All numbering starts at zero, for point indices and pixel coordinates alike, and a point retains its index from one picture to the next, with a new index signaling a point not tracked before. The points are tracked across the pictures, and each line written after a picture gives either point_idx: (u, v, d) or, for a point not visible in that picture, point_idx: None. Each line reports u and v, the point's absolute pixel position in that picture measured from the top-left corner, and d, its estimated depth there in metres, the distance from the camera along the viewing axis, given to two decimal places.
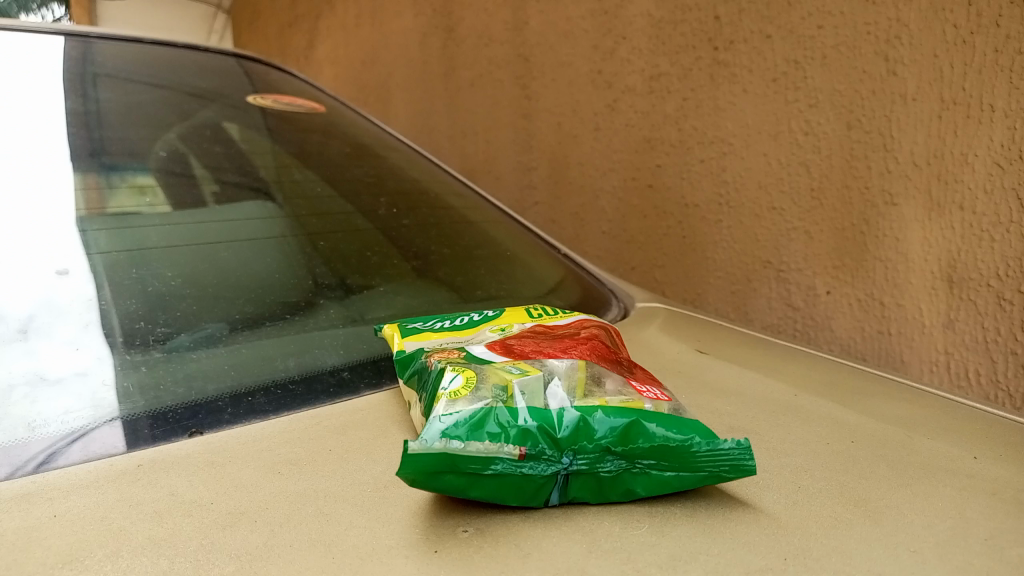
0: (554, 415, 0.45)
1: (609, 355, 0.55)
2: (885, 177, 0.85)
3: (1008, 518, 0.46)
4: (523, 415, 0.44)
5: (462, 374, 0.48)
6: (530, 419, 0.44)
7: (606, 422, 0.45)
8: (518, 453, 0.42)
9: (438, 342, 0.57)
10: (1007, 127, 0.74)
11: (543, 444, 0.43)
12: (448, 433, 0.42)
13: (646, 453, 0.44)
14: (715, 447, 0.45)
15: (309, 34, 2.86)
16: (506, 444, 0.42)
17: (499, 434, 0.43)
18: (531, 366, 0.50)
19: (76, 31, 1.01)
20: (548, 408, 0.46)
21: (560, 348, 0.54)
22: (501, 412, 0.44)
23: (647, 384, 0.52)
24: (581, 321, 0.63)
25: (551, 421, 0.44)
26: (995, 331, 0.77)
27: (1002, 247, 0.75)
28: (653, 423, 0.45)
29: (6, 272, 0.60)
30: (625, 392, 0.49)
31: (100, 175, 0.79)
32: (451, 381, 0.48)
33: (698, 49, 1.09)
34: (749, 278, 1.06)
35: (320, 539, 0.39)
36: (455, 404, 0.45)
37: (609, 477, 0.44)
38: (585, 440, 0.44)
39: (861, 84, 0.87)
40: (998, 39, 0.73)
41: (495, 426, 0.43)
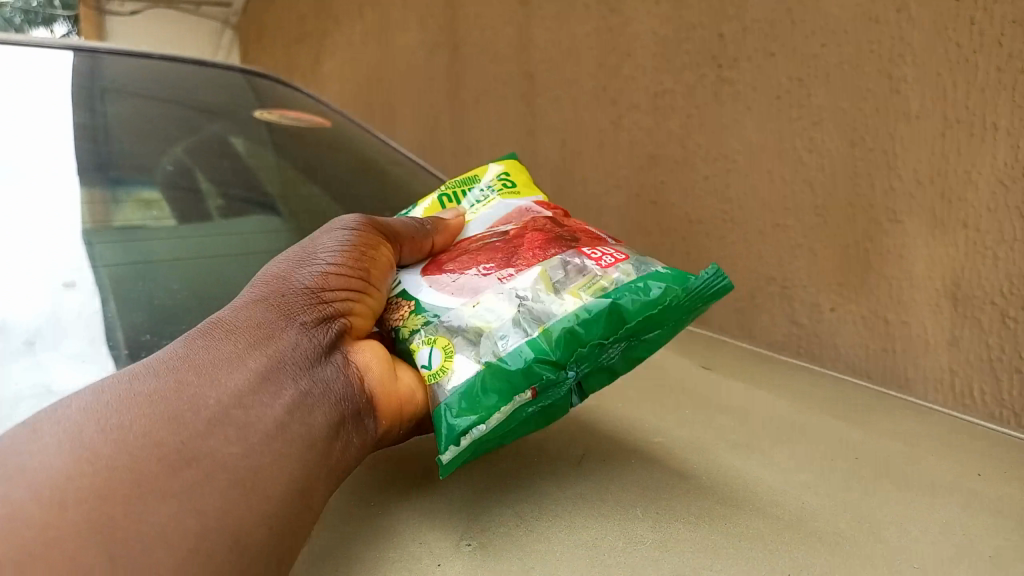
0: (542, 341, 0.47)
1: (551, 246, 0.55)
2: (889, 194, 0.86)
3: (1013, 537, 0.45)
4: (508, 369, 0.46)
5: (436, 346, 0.50)
6: (526, 358, 0.46)
7: (593, 322, 0.47)
8: (531, 394, 0.46)
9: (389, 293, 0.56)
10: (1011, 145, 0.74)
11: (546, 372, 0.46)
12: (468, 421, 0.44)
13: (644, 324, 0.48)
14: (695, 286, 0.49)
15: (315, 51, 2.88)
16: (518, 394, 0.46)
17: (507, 392, 0.45)
18: (496, 301, 0.50)
19: (85, 44, 1.01)
20: (532, 342, 0.47)
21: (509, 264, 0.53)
22: (490, 381, 0.46)
23: (595, 246, 0.54)
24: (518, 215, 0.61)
25: (540, 350, 0.46)
26: (999, 349, 0.76)
27: (1005, 265, 0.75)
28: (650, 296, 0.48)
29: (16, 286, 0.61)
30: (588, 271, 0.51)
31: (106, 188, 0.82)
32: (429, 356, 0.49)
33: (703, 66, 1.09)
34: (753, 295, 1.06)
35: (333, 560, 0.42)
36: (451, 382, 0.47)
37: (607, 364, 0.49)
38: (578, 331, 0.47)
39: (865, 102, 0.87)
40: (1001, 58, 0.73)
41: (499, 395, 0.45)
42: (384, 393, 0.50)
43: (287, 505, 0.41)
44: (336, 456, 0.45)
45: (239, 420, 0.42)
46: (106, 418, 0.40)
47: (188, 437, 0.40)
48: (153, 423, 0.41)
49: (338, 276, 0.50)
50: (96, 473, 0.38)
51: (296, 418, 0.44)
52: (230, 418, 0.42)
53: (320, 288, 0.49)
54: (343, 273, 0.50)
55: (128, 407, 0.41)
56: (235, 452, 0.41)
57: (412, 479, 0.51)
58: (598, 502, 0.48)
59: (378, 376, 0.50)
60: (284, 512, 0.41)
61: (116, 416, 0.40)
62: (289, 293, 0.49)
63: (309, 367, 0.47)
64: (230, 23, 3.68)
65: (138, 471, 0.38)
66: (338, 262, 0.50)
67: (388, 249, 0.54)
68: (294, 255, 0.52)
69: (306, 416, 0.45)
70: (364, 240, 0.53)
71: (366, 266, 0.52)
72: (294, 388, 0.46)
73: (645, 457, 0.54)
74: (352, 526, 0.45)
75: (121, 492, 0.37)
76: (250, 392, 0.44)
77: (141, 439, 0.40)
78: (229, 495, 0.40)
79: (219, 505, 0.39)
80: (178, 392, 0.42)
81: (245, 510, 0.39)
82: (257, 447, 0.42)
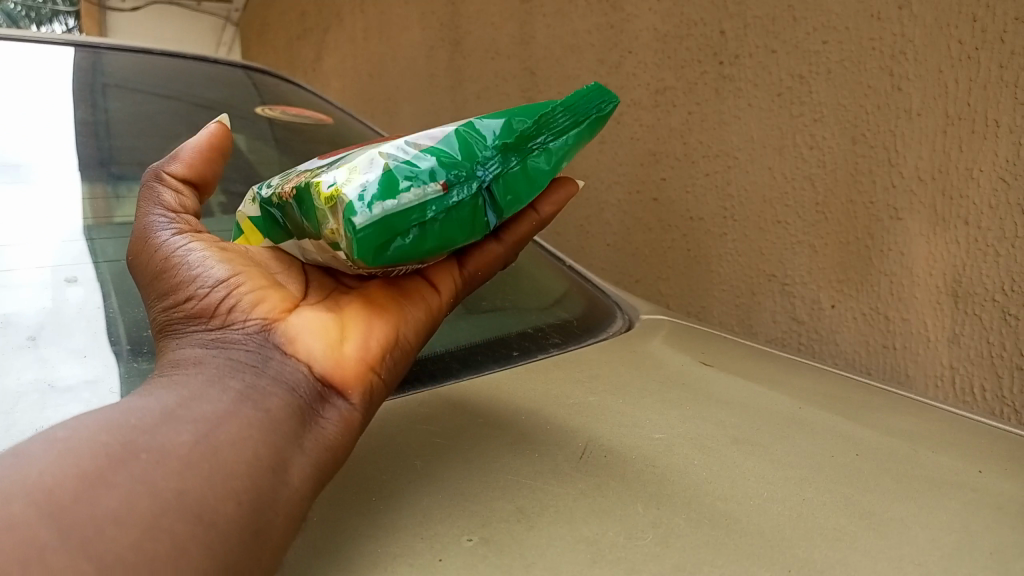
0: (444, 145, 0.42)
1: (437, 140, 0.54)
2: (890, 192, 0.85)
3: (1012, 533, 0.46)
4: (421, 161, 0.40)
5: (339, 166, 0.40)
6: (428, 157, 0.40)
7: (488, 126, 0.44)
8: (441, 185, 0.40)
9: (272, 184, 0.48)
10: (1012, 142, 0.74)
11: (452, 167, 0.41)
12: (394, 218, 0.38)
13: (542, 129, 0.46)
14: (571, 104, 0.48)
15: (315, 47, 2.88)
16: (427, 183, 0.39)
17: (413, 179, 0.39)
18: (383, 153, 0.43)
19: (88, 40, 1.01)
20: (429, 148, 0.41)
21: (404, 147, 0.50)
22: (405, 173, 0.39)
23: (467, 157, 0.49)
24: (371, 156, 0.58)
25: (448, 148, 0.42)
26: (1000, 346, 0.77)
27: (1007, 262, 0.75)
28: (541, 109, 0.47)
29: (18, 281, 0.61)
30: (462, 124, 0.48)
31: (108, 184, 0.81)
32: (332, 173, 0.40)
33: (704, 63, 1.09)
34: (753, 292, 1.05)
35: (333, 556, 0.42)
36: (364, 178, 0.38)
37: (522, 170, 0.45)
38: (477, 140, 0.43)
39: (866, 99, 0.87)
40: (1003, 54, 0.74)
41: (411, 186, 0.39)
42: (340, 355, 0.43)
43: (258, 475, 0.36)
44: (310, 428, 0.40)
45: (183, 414, 0.36)
46: (9, 453, 0.33)
47: (122, 440, 0.34)
48: (72, 442, 0.33)
49: (212, 266, 0.44)
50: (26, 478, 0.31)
51: (246, 397, 0.38)
52: (213, 415, 0.36)
53: (205, 277, 0.44)
54: (215, 262, 0.45)
55: (48, 435, 0.34)
56: (187, 437, 0.35)
57: (410, 475, 0.51)
58: (597, 497, 0.48)
59: (328, 342, 0.43)
60: (252, 481, 0.35)
61: (30, 447, 0.33)
62: (177, 293, 0.43)
63: (238, 353, 0.41)
64: (231, 20, 3.68)
65: (70, 471, 0.32)
66: (204, 253, 0.45)
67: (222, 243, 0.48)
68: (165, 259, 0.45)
69: (261, 397, 0.39)
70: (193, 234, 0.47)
71: (226, 254, 0.47)
72: (233, 374, 0.40)
73: (645, 453, 0.54)
74: (352, 523, 0.45)
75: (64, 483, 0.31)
76: (189, 390, 0.38)
77: (84, 441, 0.33)
78: (188, 472, 0.33)
79: (175, 482, 0.33)
80: (98, 412, 0.36)
81: (209, 483, 0.34)
82: (211, 429, 0.36)
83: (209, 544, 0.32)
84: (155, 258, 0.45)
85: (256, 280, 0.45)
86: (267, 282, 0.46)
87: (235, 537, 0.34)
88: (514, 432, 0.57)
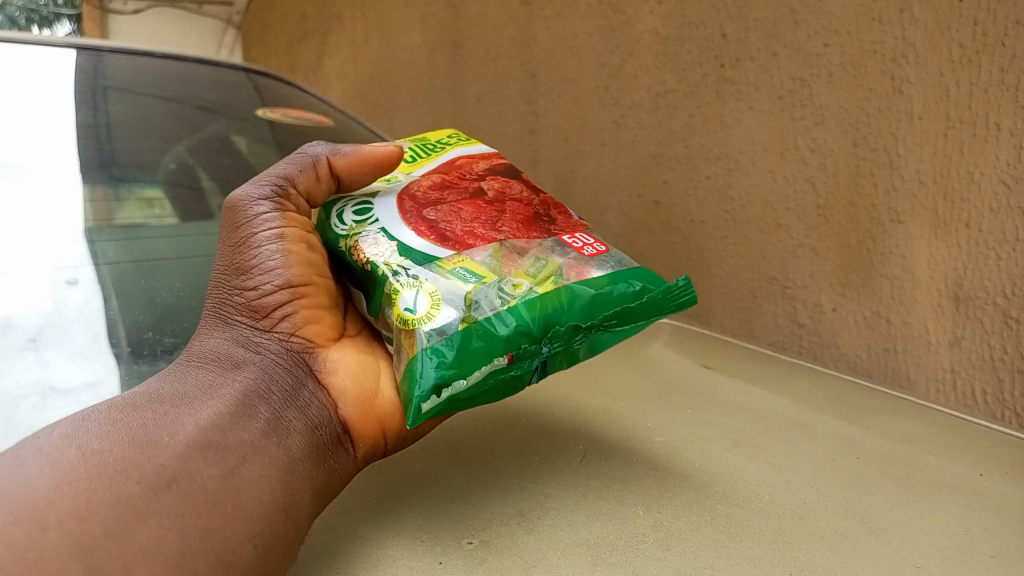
0: (527, 318, 0.50)
1: (541, 209, 0.62)
2: (891, 195, 0.80)
3: (1014, 536, 0.45)
4: (496, 329, 0.49)
5: (423, 294, 0.50)
6: (511, 324, 0.49)
7: (569, 299, 0.52)
8: (506, 360, 0.49)
9: (352, 220, 0.58)
10: (1013, 144, 0.69)
11: (523, 343, 0.49)
12: (449, 375, 0.46)
13: (609, 314, 0.53)
14: (649, 296, 0.55)
15: (317, 49, 2.88)
16: (496, 357, 0.48)
17: (484, 350, 0.48)
18: (484, 269, 0.53)
19: (88, 44, 0.99)
20: (514, 304, 0.51)
21: (492, 226, 0.58)
22: (481, 331, 0.49)
23: (571, 233, 0.60)
24: (468, 156, 0.66)
25: (524, 322, 0.49)
26: (1001, 350, 0.72)
27: (1008, 265, 0.71)
28: (611, 288, 0.54)
29: (18, 283, 0.64)
30: (544, 258, 0.55)
31: (109, 187, 0.83)
32: (416, 302, 0.50)
33: (705, 66, 1.05)
34: (754, 295, 1.01)
35: (336, 561, 0.43)
36: (444, 318, 0.49)
37: (573, 350, 0.53)
38: (550, 316, 0.50)
39: (868, 101, 0.81)
40: (1004, 58, 0.69)
41: (475, 354, 0.48)
42: (356, 401, 0.52)
43: (270, 517, 0.43)
44: (320, 468, 0.47)
45: (224, 438, 0.44)
46: (80, 442, 0.42)
47: (176, 456, 0.42)
48: (132, 448, 0.42)
49: (288, 273, 0.52)
50: (76, 495, 0.39)
51: (271, 433, 0.47)
52: (233, 450, 0.44)
53: (277, 284, 0.52)
54: (293, 268, 0.53)
55: (115, 428, 0.43)
56: (217, 471, 0.43)
57: (412, 479, 0.52)
58: (598, 499, 0.48)
59: (350, 384, 0.53)
60: (260, 521, 0.42)
61: (97, 440, 0.42)
62: (248, 292, 0.52)
63: (270, 386, 0.49)
64: (233, 23, 3.69)
65: (118, 493, 0.40)
66: (281, 241, 0.53)
67: (306, 231, 0.56)
68: (240, 249, 0.53)
69: (279, 434, 0.47)
70: (287, 221, 0.54)
71: (305, 256, 0.54)
72: (264, 405, 0.48)
73: (645, 456, 0.54)
74: (354, 524, 0.46)
75: (104, 512, 0.39)
76: (229, 413, 0.46)
77: (131, 456, 0.42)
78: (210, 512, 0.41)
79: (199, 521, 0.40)
80: (158, 412, 0.45)
81: (228, 522, 0.41)
82: (236, 466, 0.43)
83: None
84: (240, 242, 0.53)
85: (316, 299, 0.54)
86: (326, 302, 0.55)
87: (249, 574, 0.41)
88: (515, 436, 0.58)
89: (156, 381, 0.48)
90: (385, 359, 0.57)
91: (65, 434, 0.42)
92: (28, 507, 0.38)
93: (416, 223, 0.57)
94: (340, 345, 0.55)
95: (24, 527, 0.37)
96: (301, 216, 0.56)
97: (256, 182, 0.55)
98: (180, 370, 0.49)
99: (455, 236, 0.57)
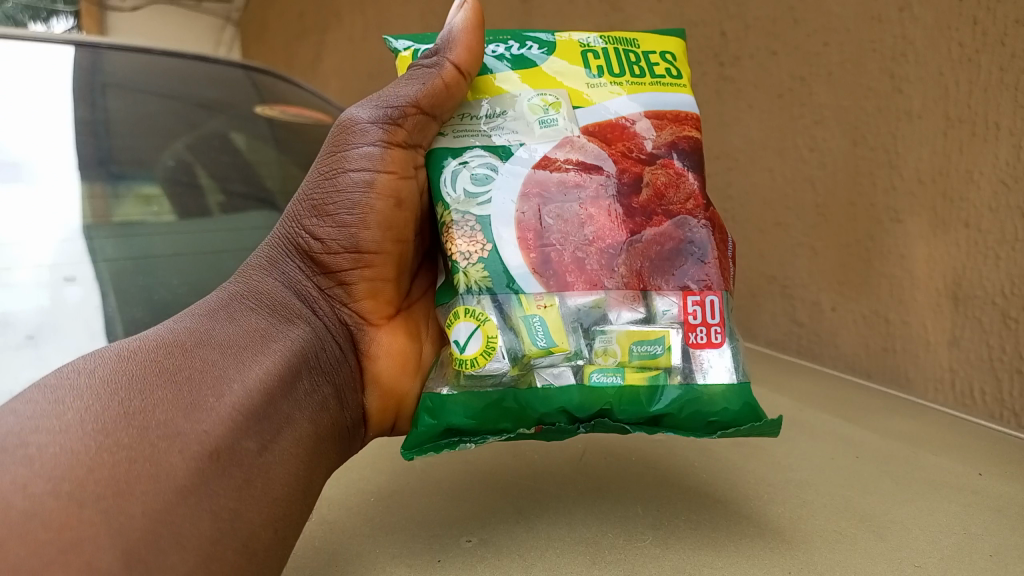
0: (564, 397, 0.45)
1: (699, 234, 0.49)
2: (891, 194, 0.77)
3: (1012, 534, 0.45)
4: (539, 398, 0.45)
5: (481, 331, 0.46)
6: (548, 402, 0.45)
7: (619, 392, 0.45)
8: (531, 429, 0.46)
9: (463, 191, 0.49)
10: (1013, 144, 0.65)
11: (556, 420, 0.45)
12: (459, 426, 0.45)
13: (666, 424, 0.46)
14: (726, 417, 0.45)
15: (315, 46, 2.87)
16: (521, 426, 0.45)
17: (507, 415, 0.45)
18: (560, 325, 0.47)
19: (85, 40, 0.92)
20: (563, 379, 0.46)
21: (611, 256, 0.48)
22: (522, 392, 0.46)
23: (707, 294, 0.48)
24: (662, 113, 0.51)
25: (573, 405, 0.45)
26: (1000, 350, 0.68)
27: (1007, 265, 0.67)
28: (680, 399, 0.45)
29: (21, 285, 0.71)
30: (654, 325, 0.47)
31: (107, 184, 0.86)
32: (469, 339, 0.46)
33: (704, 64, 1.03)
34: (754, 294, 0.99)
35: (340, 559, 0.43)
36: (491, 368, 0.46)
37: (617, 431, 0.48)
38: (607, 406, 0.45)
39: (867, 101, 0.79)
40: (1004, 57, 0.65)
41: (502, 412, 0.45)
42: (385, 389, 0.52)
43: (294, 502, 0.42)
44: (339, 448, 0.47)
45: (266, 411, 0.42)
46: (122, 392, 0.39)
47: (220, 427, 0.40)
48: (177, 409, 0.39)
49: (362, 237, 0.48)
50: (116, 464, 0.36)
51: (308, 410, 0.45)
52: (276, 427, 0.43)
53: (347, 244, 0.49)
54: (369, 231, 0.48)
55: (165, 378, 0.40)
56: (255, 445, 0.41)
57: (413, 481, 0.52)
58: (597, 499, 0.48)
59: (386, 369, 0.52)
60: (288, 507, 0.41)
61: (141, 393, 0.39)
62: (317, 240, 0.49)
63: (315, 354, 0.48)
64: (231, 20, 3.68)
65: (159, 464, 0.37)
66: (373, 182, 0.48)
67: (412, 160, 0.50)
68: (329, 177, 0.49)
69: (318, 408, 0.46)
70: (389, 161, 0.48)
71: (393, 213, 0.49)
72: (305, 378, 0.46)
73: (645, 454, 0.55)
74: (354, 524, 0.47)
75: (143, 488, 0.36)
76: (274, 383, 0.44)
77: (185, 415, 0.39)
78: (243, 493, 0.39)
79: (232, 502, 0.39)
80: (205, 365, 0.42)
81: (258, 506, 0.40)
82: (275, 442, 0.42)
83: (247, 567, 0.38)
84: (335, 167, 0.48)
85: (384, 271, 0.51)
86: (393, 272, 0.51)
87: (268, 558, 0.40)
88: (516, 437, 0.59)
89: (204, 316, 0.45)
90: (433, 346, 0.54)
91: (107, 377, 0.39)
92: (67, 474, 0.35)
93: (526, 229, 0.49)
94: (391, 324, 0.53)
95: (61, 502, 0.34)
96: (409, 152, 0.49)
97: (372, 101, 0.49)
98: (230, 308, 0.47)
99: (562, 260, 0.48)
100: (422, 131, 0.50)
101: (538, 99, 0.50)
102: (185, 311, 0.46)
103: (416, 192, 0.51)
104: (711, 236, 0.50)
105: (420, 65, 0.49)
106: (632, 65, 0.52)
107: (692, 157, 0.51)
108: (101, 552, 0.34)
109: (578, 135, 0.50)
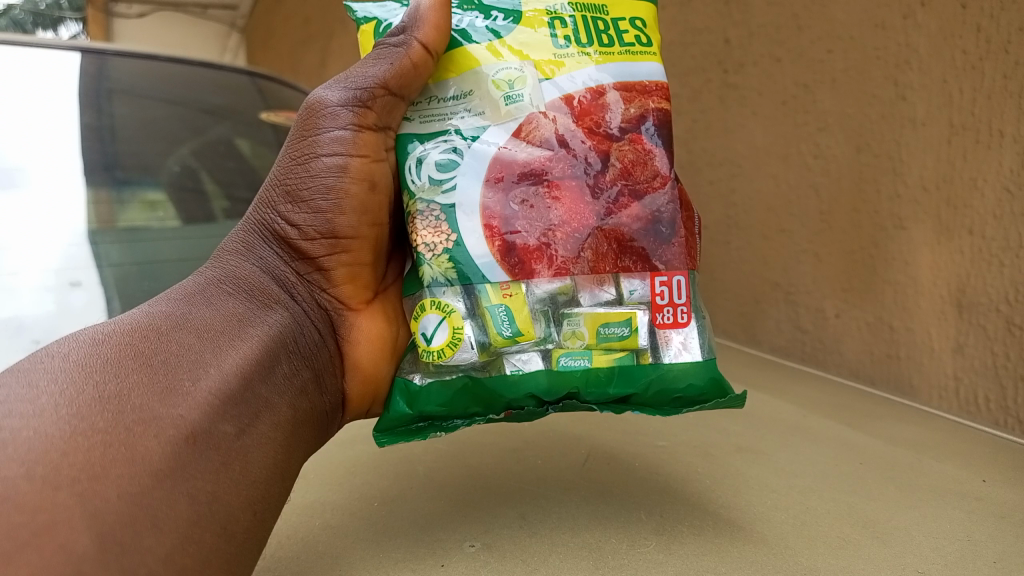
0: (531, 384, 0.45)
1: (665, 213, 0.48)
2: (895, 200, 0.77)
3: (1015, 541, 0.44)
4: (507, 383, 0.45)
5: (448, 322, 0.46)
6: (517, 390, 0.45)
7: (586, 377, 0.45)
8: (505, 415, 0.46)
9: (428, 176, 0.48)
10: (1016, 151, 0.65)
11: (525, 405, 0.46)
12: (431, 413, 0.46)
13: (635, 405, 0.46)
14: (698, 396, 0.46)
15: (321, 54, 2.88)
16: (494, 413, 0.46)
17: (479, 404, 0.46)
18: (528, 313, 0.46)
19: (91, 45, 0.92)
20: (532, 367, 0.45)
21: (577, 241, 0.47)
22: (491, 379, 0.45)
23: (672, 272, 0.48)
24: (630, 84, 0.48)
25: (540, 391, 0.45)
26: (1004, 356, 0.68)
27: (1012, 272, 0.67)
28: (649, 382, 0.45)
29: (27, 289, 0.73)
30: (621, 307, 0.47)
31: (112, 190, 0.89)
32: (437, 330, 0.46)
33: (708, 70, 1.02)
34: (758, 300, 0.99)
35: (342, 563, 0.43)
36: (461, 359, 0.46)
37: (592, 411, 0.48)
38: (575, 389, 0.45)
39: (871, 108, 0.79)
40: (1008, 65, 0.65)
41: (473, 398, 0.46)
42: (365, 375, 0.51)
43: (272, 485, 0.42)
44: (316, 432, 0.47)
45: (244, 395, 0.42)
46: (97, 375, 0.39)
47: (196, 411, 0.40)
48: (151, 394, 0.39)
49: (339, 222, 0.48)
50: (91, 448, 0.36)
51: (287, 395, 0.45)
52: (251, 411, 0.42)
53: (323, 229, 0.48)
54: (345, 216, 0.48)
55: (137, 364, 0.40)
56: (233, 429, 0.41)
57: (416, 486, 0.53)
58: (600, 504, 0.48)
59: (365, 355, 0.51)
60: (263, 489, 0.41)
61: (115, 376, 0.39)
62: (294, 226, 0.48)
63: (294, 339, 0.48)
64: (237, 25, 3.70)
65: (134, 449, 0.37)
66: (346, 168, 0.47)
67: (380, 143, 0.49)
68: (300, 161, 0.48)
69: (295, 393, 0.46)
70: (361, 145, 0.47)
71: (367, 197, 0.48)
72: (284, 362, 0.46)
73: (648, 460, 0.55)
74: (353, 529, 0.47)
75: (118, 471, 0.36)
76: (252, 367, 0.44)
77: (157, 402, 0.39)
78: (222, 476, 0.39)
79: (211, 487, 0.38)
80: (181, 349, 0.42)
81: (236, 488, 0.40)
82: (253, 425, 0.42)
83: (227, 554, 0.38)
84: (308, 151, 0.48)
85: (362, 255, 0.50)
86: (370, 256, 0.51)
87: (247, 541, 0.40)
88: (518, 443, 0.59)
89: (182, 300, 0.45)
90: (409, 329, 0.54)
91: (81, 362, 0.39)
92: (41, 458, 0.35)
93: (491, 215, 0.47)
94: (369, 309, 0.52)
95: (35, 485, 0.34)
96: (380, 135, 0.49)
97: (340, 83, 0.48)
98: (207, 292, 0.46)
99: (528, 247, 0.47)
100: (391, 112, 0.49)
101: (501, 72, 0.48)
102: (163, 294, 0.46)
103: (388, 174, 0.50)
104: (678, 214, 0.48)
105: (388, 45, 0.47)
106: (600, 33, 0.48)
107: (663, 130, 0.49)
108: (91, 556, 0.34)
109: (543, 110, 0.48)
